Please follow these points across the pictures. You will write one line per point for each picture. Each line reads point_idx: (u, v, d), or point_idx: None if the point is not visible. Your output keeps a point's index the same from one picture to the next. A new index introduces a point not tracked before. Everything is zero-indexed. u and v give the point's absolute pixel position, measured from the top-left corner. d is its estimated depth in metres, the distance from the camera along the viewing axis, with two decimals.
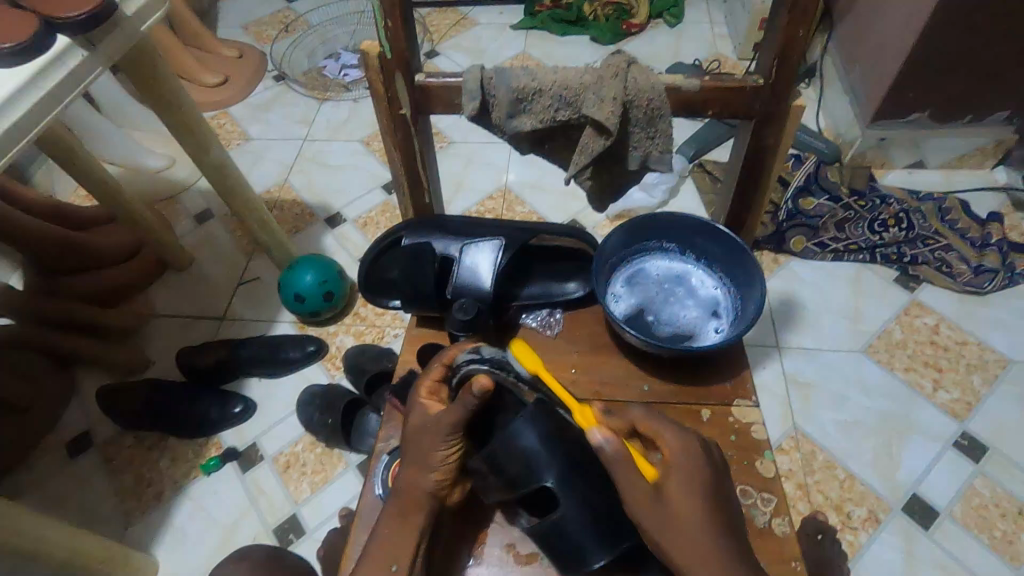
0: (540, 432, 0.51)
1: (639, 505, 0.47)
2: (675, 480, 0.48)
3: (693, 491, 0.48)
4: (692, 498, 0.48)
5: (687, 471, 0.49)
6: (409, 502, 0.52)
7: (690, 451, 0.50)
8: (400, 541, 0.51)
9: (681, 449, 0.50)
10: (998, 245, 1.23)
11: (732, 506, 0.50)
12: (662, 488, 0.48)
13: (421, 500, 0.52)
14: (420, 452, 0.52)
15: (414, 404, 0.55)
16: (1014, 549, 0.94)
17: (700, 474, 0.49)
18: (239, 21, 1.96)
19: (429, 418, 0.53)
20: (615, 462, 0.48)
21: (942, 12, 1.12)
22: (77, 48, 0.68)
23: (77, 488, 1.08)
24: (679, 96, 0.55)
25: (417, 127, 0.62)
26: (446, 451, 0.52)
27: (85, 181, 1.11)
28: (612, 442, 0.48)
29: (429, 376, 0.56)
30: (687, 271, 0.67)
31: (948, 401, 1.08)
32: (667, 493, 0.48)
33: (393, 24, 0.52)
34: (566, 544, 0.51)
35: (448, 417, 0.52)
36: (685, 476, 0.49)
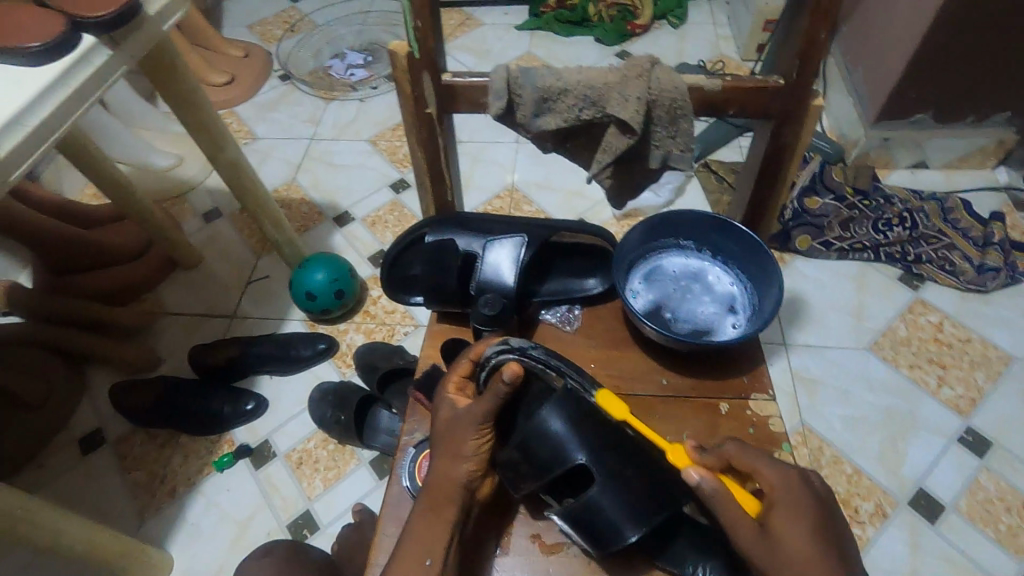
0: (565, 415, 0.53)
1: (746, 541, 0.48)
2: (781, 514, 0.48)
3: (799, 525, 0.47)
4: (800, 529, 0.47)
5: (792, 504, 0.48)
6: (443, 495, 0.53)
7: (791, 485, 0.50)
8: (434, 535, 0.51)
9: (784, 481, 0.50)
10: (1000, 243, 1.25)
11: (842, 535, 0.49)
12: (767, 524, 0.48)
13: (454, 493, 0.53)
14: (453, 444, 0.54)
15: (442, 399, 0.56)
16: (1019, 542, 0.96)
17: (807, 506, 0.48)
18: (244, 21, 1.97)
19: (458, 410, 0.55)
20: (713, 498, 0.48)
21: (945, 15, 1.14)
22: (102, 47, 0.68)
23: (90, 485, 1.09)
24: (701, 96, 0.57)
25: (442, 126, 0.63)
26: (477, 442, 0.53)
27: (99, 180, 1.12)
28: (709, 479, 0.48)
29: (456, 371, 0.58)
30: (703, 267, 0.68)
31: (952, 397, 1.09)
32: (772, 528, 0.47)
33: (422, 24, 0.54)
34: (599, 523, 0.51)
35: (476, 408, 0.53)
36: (789, 508, 0.48)
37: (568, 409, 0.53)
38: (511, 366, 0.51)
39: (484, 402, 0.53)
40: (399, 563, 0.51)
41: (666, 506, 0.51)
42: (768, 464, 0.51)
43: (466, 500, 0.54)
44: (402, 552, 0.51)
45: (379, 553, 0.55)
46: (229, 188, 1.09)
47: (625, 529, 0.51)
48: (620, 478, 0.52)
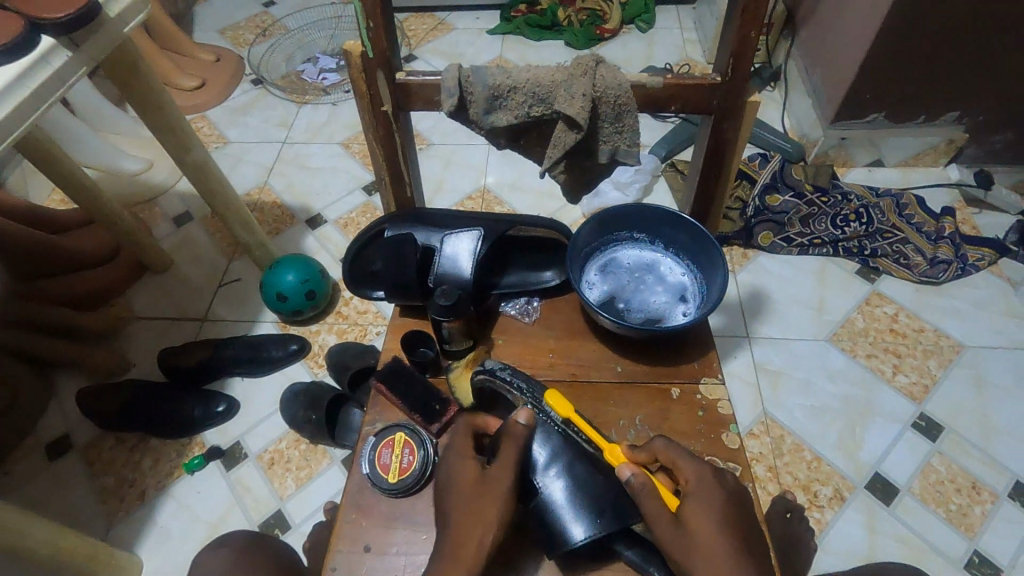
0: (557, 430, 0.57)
1: (661, 533, 0.51)
2: (693, 507, 0.51)
3: (710, 518, 0.50)
4: (709, 525, 0.50)
5: (704, 495, 0.51)
6: (465, 563, 0.49)
7: (706, 481, 0.53)
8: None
9: (701, 477, 0.53)
10: (951, 237, 1.31)
11: (752, 532, 0.52)
12: (681, 516, 0.51)
13: (479, 563, 0.50)
14: (480, 507, 0.52)
15: (453, 468, 0.55)
16: (969, 521, 1.00)
17: (717, 499, 0.51)
18: (216, 25, 1.97)
19: (473, 468, 0.55)
20: (641, 495, 0.53)
21: (893, 18, 1.19)
22: (61, 49, 0.69)
23: (57, 491, 1.08)
24: (644, 93, 0.59)
25: (399, 124, 0.64)
26: (505, 507, 0.52)
27: (64, 184, 1.11)
28: (639, 476, 0.54)
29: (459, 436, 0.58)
30: (656, 259, 0.71)
31: (906, 384, 1.14)
32: (686, 520, 0.50)
33: (374, 24, 0.55)
34: (552, 520, 0.53)
35: (502, 467, 0.54)
36: (703, 499, 0.51)
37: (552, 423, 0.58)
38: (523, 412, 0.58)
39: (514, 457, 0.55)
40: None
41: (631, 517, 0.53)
42: (686, 457, 0.54)
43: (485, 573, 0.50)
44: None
45: (340, 541, 0.56)
46: (198, 190, 1.10)
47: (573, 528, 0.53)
48: (588, 488, 0.54)
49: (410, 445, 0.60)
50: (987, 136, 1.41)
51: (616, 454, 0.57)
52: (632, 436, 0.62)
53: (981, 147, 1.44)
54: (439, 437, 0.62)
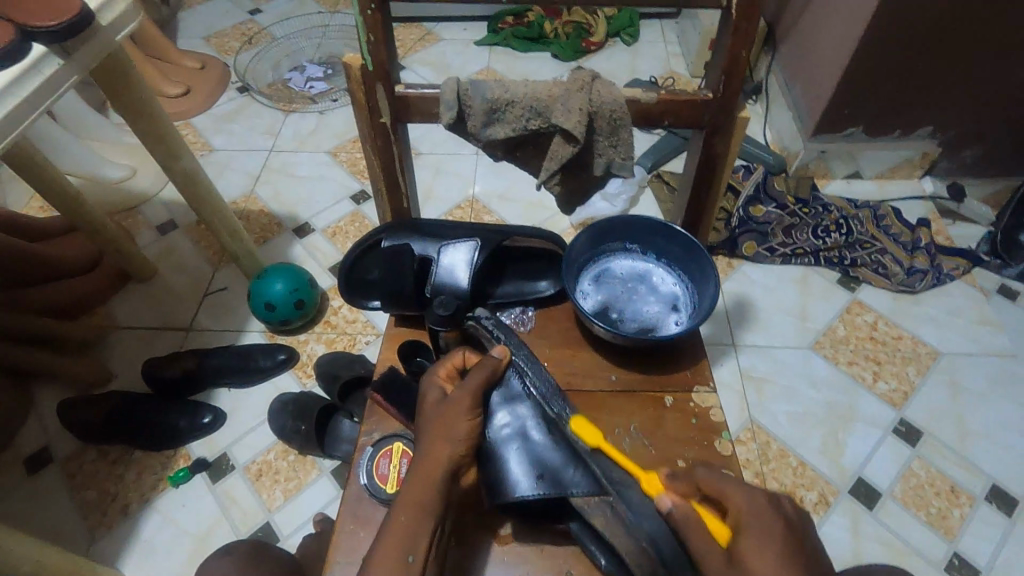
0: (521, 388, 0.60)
1: (716, 573, 0.47)
2: (750, 542, 0.47)
3: (772, 553, 0.46)
4: (769, 558, 0.46)
5: (761, 531, 0.48)
6: (425, 479, 0.53)
7: (762, 511, 0.50)
8: (419, 510, 0.52)
9: (754, 509, 0.50)
10: (926, 247, 1.35)
11: (816, 566, 0.48)
12: (734, 553, 0.47)
13: (439, 475, 0.54)
14: (440, 426, 0.56)
15: (432, 383, 0.59)
16: (949, 523, 1.02)
17: (778, 539, 0.48)
18: (200, 32, 1.95)
19: (444, 397, 0.58)
20: (685, 524, 0.49)
21: (871, 36, 1.23)
22: (52, 57, 0.68)
23: (36, 505, 1.05)
24: (639, 107, 0.61)
25: (396, 135, 0.65)
26: (467, 428, 0.56)
27: (47, 192, 1.09)
28: (680, 506, 0.50)
29: (448, 362, 0.61)
30: (648, 269, 0.73)
31: (886, 390, 1.17)
32: (741, 557, 0.47)
33: (375, 38, 0.56)
34: (501, 476, 0.57)
35: (465, 392, 0.57)
36: (759, 533, 0.48)
37: (517, 384, 0.60)
38: (497, 347, 0.61)
39: (478, 383, 0.58)
40: (385, 541, 0.51)
41: (581, 489, 0.53)
42: (744, 493, 0.51)
43: (448, 485, 0.54)
44: (391, 529, 0.51)
45: (338, 552, 0.56)
46: (186, 199, 1.09)
47: (519, 487, 0.55)
48: (540, 452, 0.57)
49: (407, 455, 0.61)
50: (959, 150, 1.47)
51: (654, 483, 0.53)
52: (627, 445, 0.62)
53: (952, 161, 1.50)
54: None
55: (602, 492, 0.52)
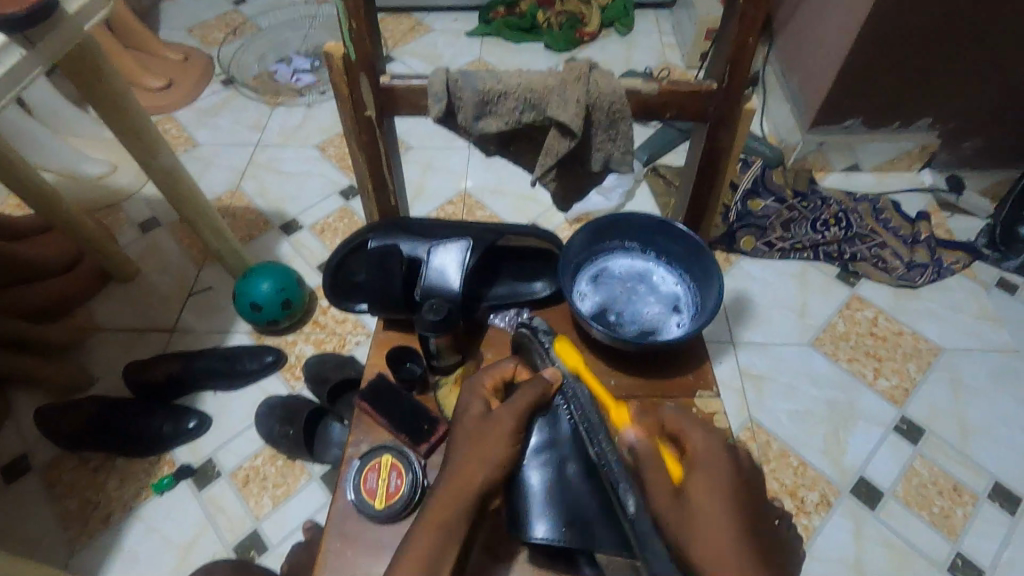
0: (568, 419, 0.56)
1: (657, 502, 0.46)
2: (699, 476, 0.48)
3: (719, 496, 0.46)
4: (718, 493, 0.46)
5: (712, 465, 0.49)
6: (455, 500, 0.49)
7: (715, 453, 0.50)
8: (446, 533, 0.48)
9: (708, 450, 0.50)
10: (926, 241, 1.33)
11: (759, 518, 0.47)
12: (684, 490, 0.47)
13: (471, 498, 0.50)
14: (480, 445, 0.52)
15: (476, 390, 0.57)
16: (952, 523, 1.01)
17: (727, 474, 0.48)
18: (182, 23, 1.90)
19: (490, 412, 0.55)
20: (645, 461, 0.49)
21: (873, 25, 1.20)
22: (15, 47, 0.64)
23: (14, 516, 1.01)
24: (638, 99, 0.58)
25: (382, 130, 0.61)
26: (505, 454, 0.52)
27: (21, 192, 1.05)
28: (642, 441, 0.50)
29: (497, 372, 0.59)
30: (648, 268, 0.69)
31: (887, 387, 1.15)
32: (689, 495, 0.46)
33: (357, 24, 0.52)
34: (524, 503, 0.54)
35: (511, 410, 0.54)
36: (708, 468, 0.48)
37: (565, 419, 0.56)
38: (550, 370, 0.58)
39: (527, 403, 0.55)
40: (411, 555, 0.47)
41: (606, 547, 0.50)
42: (699, 432, 0.52)
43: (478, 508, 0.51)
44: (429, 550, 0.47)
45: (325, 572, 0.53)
46: (166, 197, 1.04)
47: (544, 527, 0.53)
48: (577, 485, 0.54)
49: (397, 468, 0.57)
50: (959, 141, 1.44)
51: (621, 414, 0.55)
52: None
53: (952, 153, 1.47)
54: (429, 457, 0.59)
55: (624, 551, 0.49)
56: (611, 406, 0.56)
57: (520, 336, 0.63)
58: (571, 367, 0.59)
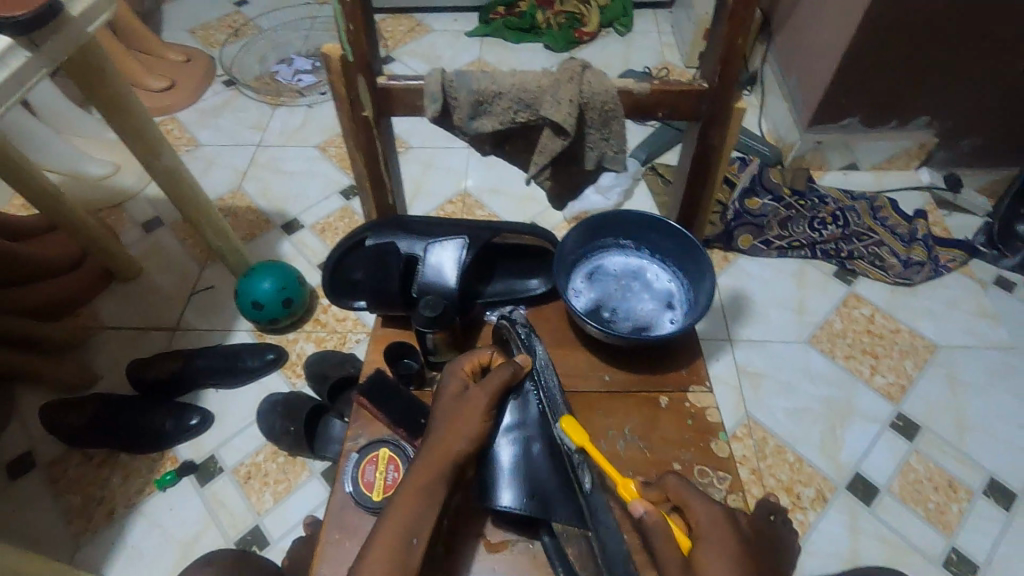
0: (536, 403, 0.58)
1: (670, 575, 0.46)
2: (706, 551, 0.47)
3: (724, 566, 0.46)
4: (722, 564, 0.46)
5: (713, 538, 0.48)
6: (435, 464, 0.52)
7: (718, 526, 0.49)
8: (428, 496, 0.51)
9: (712, 522, 0.49)
10: (924, 239, 1.34)
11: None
12: (692, 562, 0.47)
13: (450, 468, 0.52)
14: (461, 415, 0.55)
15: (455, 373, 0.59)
16: (947, 518, 1.01)
17: (728, 540, 0.48)
18: (185, 24, 1.91)
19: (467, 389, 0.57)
20: (654, 533, 0.48)
21: (870, 24, 1.21)
22: (20, 49, 0.65)
23: (19, 511, 1.03)
24: (631, 99, 0.59)
25: (380, 130, 0.62)
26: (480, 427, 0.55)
27: (26, 193, 1.07)
28: (653, 514, 0.49)
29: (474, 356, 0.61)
30: (642, 266, 0.70)
31: (884, 384, 1.16)
32: (697, 566, 0.46)
33: (354, 27, 0.53)
34: (489, 474, 0.55)
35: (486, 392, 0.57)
36: (714, 545, 0.47)
37: (535, 402, 0.58)
38: (522, 356, 0.60)
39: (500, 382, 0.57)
40: (394, 519, 0.49)
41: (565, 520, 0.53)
42: (699, 499, 0.51)
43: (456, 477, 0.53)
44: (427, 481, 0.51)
45: (323, 563, 0.54)
46: (170, 197, 1.06)
47: (507, 495, 0.54)
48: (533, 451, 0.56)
49: (394, 461, 0.58)
50: (956, 140, 1.45)
51: (629, 488, 0.54)
52: (621, 447, 0.61)
53: (950, 151, 1.48)
54: None
55: (578, 527, 0.53)
56: (620, 479, 0.54)
57: (500, 327, 0.64)
58: (578, 446, 0.55)
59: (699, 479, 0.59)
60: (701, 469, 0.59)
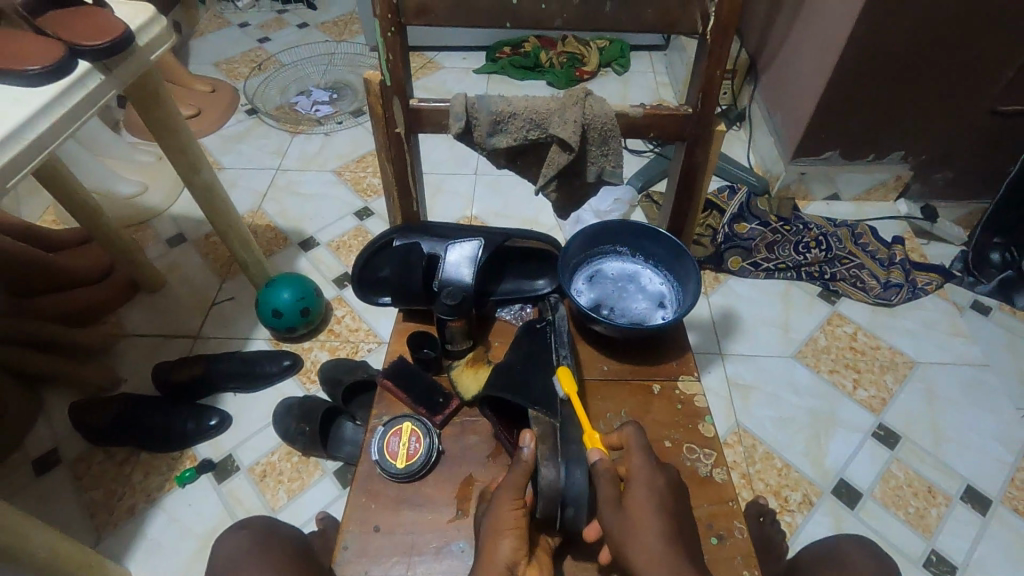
0: (551, 338, 0.68)
1: (607, 516, 0.54)
2: (639, 494, 0.54)
3: (651, 509, 0.53)
4: (649, 508, 0.53)
5: (645, 487, 0.55)
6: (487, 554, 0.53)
7: (648, 471, 0.56)
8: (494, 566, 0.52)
9: (643, 468, 0.56)
10: (901, 263, 1.42)
11: (687, 529, 0.55)
12: (625, 500, 0.54)
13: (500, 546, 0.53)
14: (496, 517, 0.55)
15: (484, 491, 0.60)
16: (927, 522, 1.07)
17: (657, 490, 0.55)
18: (211, 58, 2.05)
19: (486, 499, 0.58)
20: (601, 479, 0.55)
21: (845, 66, 1.32)
22: (95, 72, 0.75)
23: (43, 505, 1.07)
24: (627, 121, 0.68)
25: (409, 145, 0.72)
26: (513, 514, 0.55)
27: (68, 206, 1.15)
28: (605, 462, 0.56)
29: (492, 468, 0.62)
30: (637, 271, 0.79)
31: (866, 397, 1.23)
32: (628, 504, 0.54)
33: (393, 57, 0.63)
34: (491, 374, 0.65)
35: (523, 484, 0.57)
36: (644, 489, 0.55)
37: (546, 335, 0.68)
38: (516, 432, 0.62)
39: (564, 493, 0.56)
40: None
41: (540, 407, 0.61)
42: (640, 449, 0.58)
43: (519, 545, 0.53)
44: (510, 558, 0.52)
45: (350, 522, 0.60)
46: (203, 210, 1.15)
47: (495, 384, 0.63)
48: (541, 354, 0.66)
49: (416, 433, 0.64)
50: (930, 174, 1.56)
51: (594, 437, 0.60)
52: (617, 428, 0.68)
53: (925, 184, 1.59)
54: (443, 428, 0.67)
55: (548, 415, 0.60)
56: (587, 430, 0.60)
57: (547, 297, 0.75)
58: (566, 394, 0.62)
59: (688, 455, 0.66)
60: (689, 446, 0.66)
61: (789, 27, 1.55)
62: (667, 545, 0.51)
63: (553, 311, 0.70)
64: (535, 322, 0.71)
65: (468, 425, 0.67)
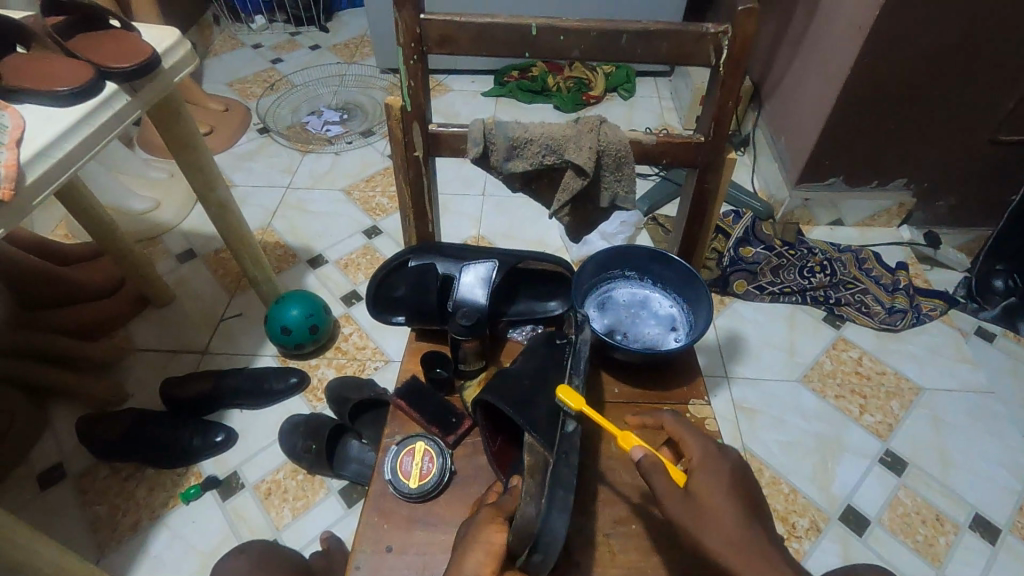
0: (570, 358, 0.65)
1: (673, 506, 0.55)
2: (702, 479, 0.56)
3: (719, 492, 0.55)
4: (716, 492, 0.55)
5: (711, 471, 0.57)
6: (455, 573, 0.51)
7: (711, 459, 0.58)
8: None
9: (706, 454, 0.58)
10: (905, 289, 1.43)
11: (756, 503, 0.57)
12: (690, 488, 0.56)
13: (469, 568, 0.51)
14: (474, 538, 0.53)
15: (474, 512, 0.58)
16: (935, 550, 1.06)
17: (723, 472, 0.57)
18: (225, 78, 2.09)
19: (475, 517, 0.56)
20: (654, 474, 0.57)
21: (848, 95, 1.35)
22: (121, 93, 0.77)
23: (46, 520, 1.07)
24: (639, 148, 0.70)
25: (427, 168, 0.73)
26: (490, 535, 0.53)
27: (84, 221, 1.17)
28: (650, 456, 0.58)
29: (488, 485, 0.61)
30: (647, 294, 0.80)
31: (872, 422, 1.22)
32: (695, 490, 0.55)
33: (415, 84, 0.65)
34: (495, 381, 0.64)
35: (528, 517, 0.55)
36: (708, 474, 0.57)
37: (564, 353, 0.66)
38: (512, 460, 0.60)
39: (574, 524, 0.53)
40: None
41: (535, 430, 0.57)
42: (693, 438, 0.60)
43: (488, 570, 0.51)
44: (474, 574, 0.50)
45: (362, 543, 0.60)
46: (216, 228, 1.16)
47: (495, 394, 0.61)
48: (551, 372, 0.64)
49: (429, 453, 0.65)
50: (933, 201, 1.58)
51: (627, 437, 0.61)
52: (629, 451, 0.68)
53: (927, 211, 1.61)
54: (455, 448, 0.67)
55: (543, 444, 0.55)
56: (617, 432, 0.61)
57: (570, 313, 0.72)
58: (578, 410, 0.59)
59: None
60: None
61: (793, 57, 1.59)
62: (742, 523, 0.53)
63: (576, 331, 0.67)
64: (556, 337, 0.69)
65: (480, 446, 0.68)
